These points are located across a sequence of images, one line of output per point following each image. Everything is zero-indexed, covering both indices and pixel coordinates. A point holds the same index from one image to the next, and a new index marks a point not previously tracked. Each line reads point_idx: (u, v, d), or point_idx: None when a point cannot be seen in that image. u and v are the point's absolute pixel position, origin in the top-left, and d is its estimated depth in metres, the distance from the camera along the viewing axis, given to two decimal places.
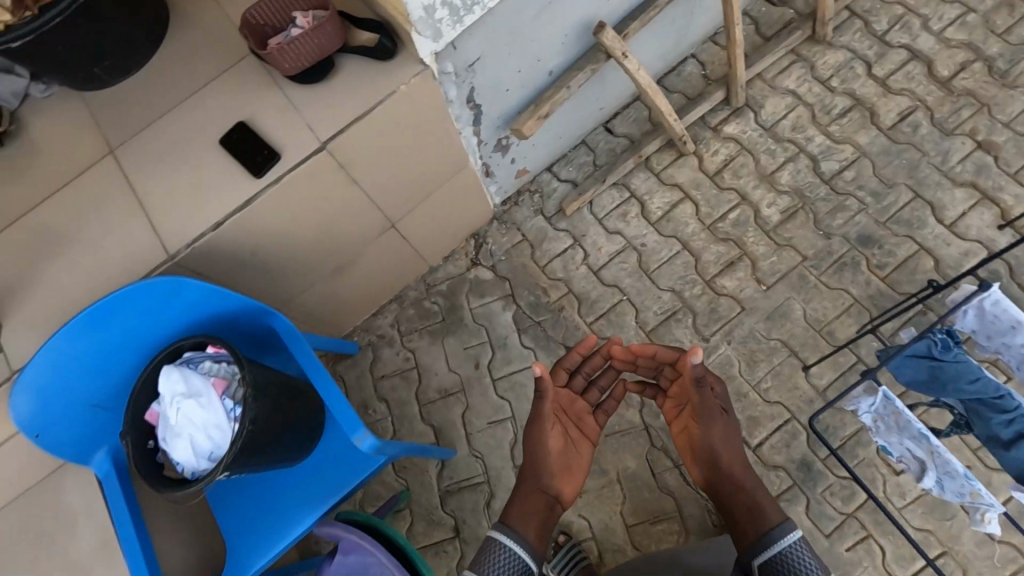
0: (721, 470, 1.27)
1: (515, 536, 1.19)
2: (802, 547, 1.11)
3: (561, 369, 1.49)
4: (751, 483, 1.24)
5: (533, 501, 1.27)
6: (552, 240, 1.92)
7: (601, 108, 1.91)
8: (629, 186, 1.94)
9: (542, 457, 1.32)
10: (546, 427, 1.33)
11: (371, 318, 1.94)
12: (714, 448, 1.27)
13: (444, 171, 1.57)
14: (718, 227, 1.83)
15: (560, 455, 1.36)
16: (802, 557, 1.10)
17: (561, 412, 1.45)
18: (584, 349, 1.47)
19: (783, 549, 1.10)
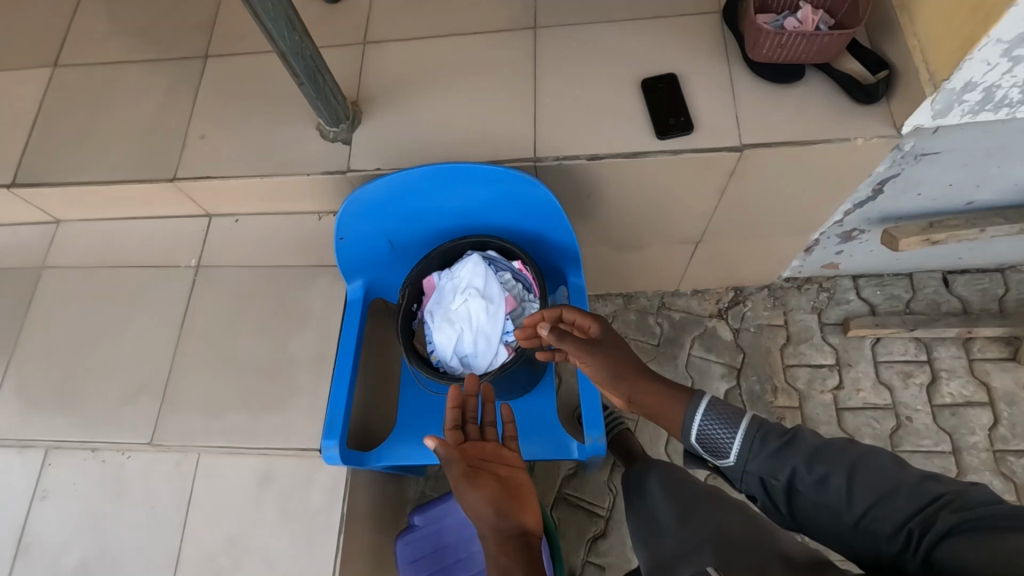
0: (618, 373, 0.97)
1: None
2: (731, 417, 0.88)
3: (449, 411, 0.98)
4: (639, 373, 0.98)
5: (500, 550, 0.87)
6: (812, 346, 1.70)
7: (958, 257, 1.64)
8: (931, 351, 1.65)
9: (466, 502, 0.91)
10: (473, 489, 0.90)
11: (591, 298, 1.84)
12: (585, 351, 0.96)
13: (787, 228, 1.39)
14: (1007, 460, 1.52)
15: (496, 498, 0.90)
16: (753, 444, 0.84)
17: (485, 461, 0.95)
18: (458, 397, 0.98)
19: (702, 426, 0.90)
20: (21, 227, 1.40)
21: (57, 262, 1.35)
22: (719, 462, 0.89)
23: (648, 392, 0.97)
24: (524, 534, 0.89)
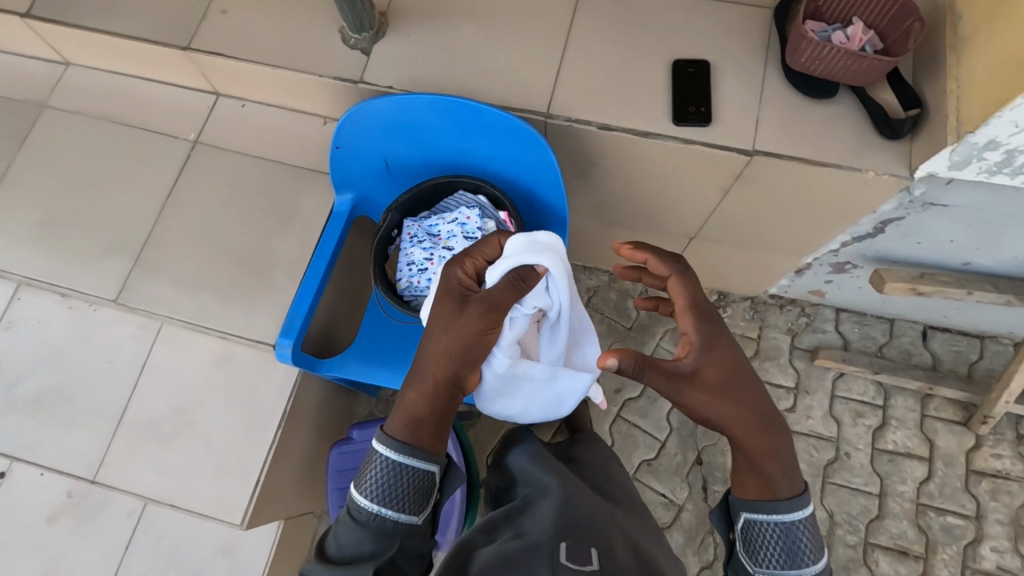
0: (706, 370, 0.83)
1: (392, 439, 0.83)
2: (797, 528, 0.79)
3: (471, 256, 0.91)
4: (734, 423, 0.83)
5: (431, 394, 0.85)
6: (778, 367, 1.72)
7: (943, 315, 1.64)
8: (889, 398, 1.67)
9: (435, 325, 0.87)
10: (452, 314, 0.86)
11: (577, 269, 1.85)
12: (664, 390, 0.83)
13: (781, 245, 1.39)
14: (926, 515, 1.57)
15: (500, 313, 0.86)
16: (797, 551, 0.78)
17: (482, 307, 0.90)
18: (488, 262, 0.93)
19: (769, 520, 0.80)
20: (32, 60, 1.39)
21: (60, 106, 1.35)
22: (752, 512, 0.82)
23: (750, 431, 0.83)
24: (461, 384, 0.87)
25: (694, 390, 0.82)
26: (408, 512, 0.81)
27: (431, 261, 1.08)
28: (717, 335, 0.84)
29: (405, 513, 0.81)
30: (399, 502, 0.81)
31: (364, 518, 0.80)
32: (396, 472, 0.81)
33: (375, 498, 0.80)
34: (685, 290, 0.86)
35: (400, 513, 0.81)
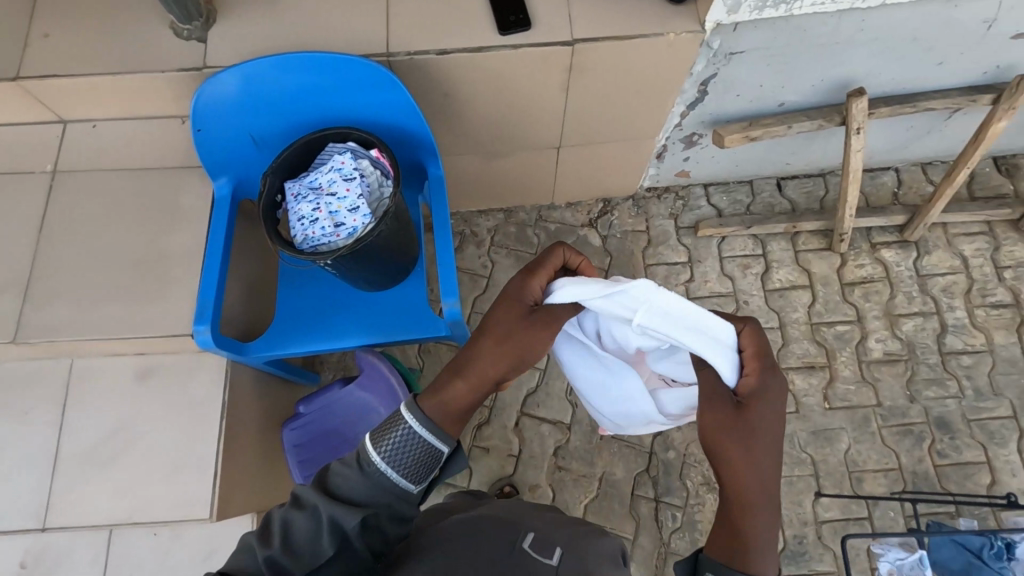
0: (735, 406, 0.88)
1: (423, 418, 0.90)
2: None
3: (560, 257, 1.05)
4: (744, 456, 0.84)
5: (472, 382, 0.95)
6: (670, 247, 1.91)
7: (786, 162, 1.89)
8: (766, 246, 1.91)
9: (506, 334, 0.95)
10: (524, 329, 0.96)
11: (474, 215, 1.96)
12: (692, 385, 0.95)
13: (633, 131, 1.56)
14: (820, 330, 1.81)
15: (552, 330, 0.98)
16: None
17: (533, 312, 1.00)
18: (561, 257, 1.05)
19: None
20: None
21: None
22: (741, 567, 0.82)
23: (761, 480, 0.84)
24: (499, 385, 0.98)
25: (718, 406, 0.89)
26: (410, 480, 0.87)
27: (319, 211, 1.14)
28: (760, 396, 0.88)
29: (407, 480, 0.86)
30: (405, 471, 0.86)
31: (367, 470, 0.85)
32: (415, 441, 0.88)
33: (386, 457, 0.86)
34: (755, 340, 0.92)
35: (402, 478, 0.86)
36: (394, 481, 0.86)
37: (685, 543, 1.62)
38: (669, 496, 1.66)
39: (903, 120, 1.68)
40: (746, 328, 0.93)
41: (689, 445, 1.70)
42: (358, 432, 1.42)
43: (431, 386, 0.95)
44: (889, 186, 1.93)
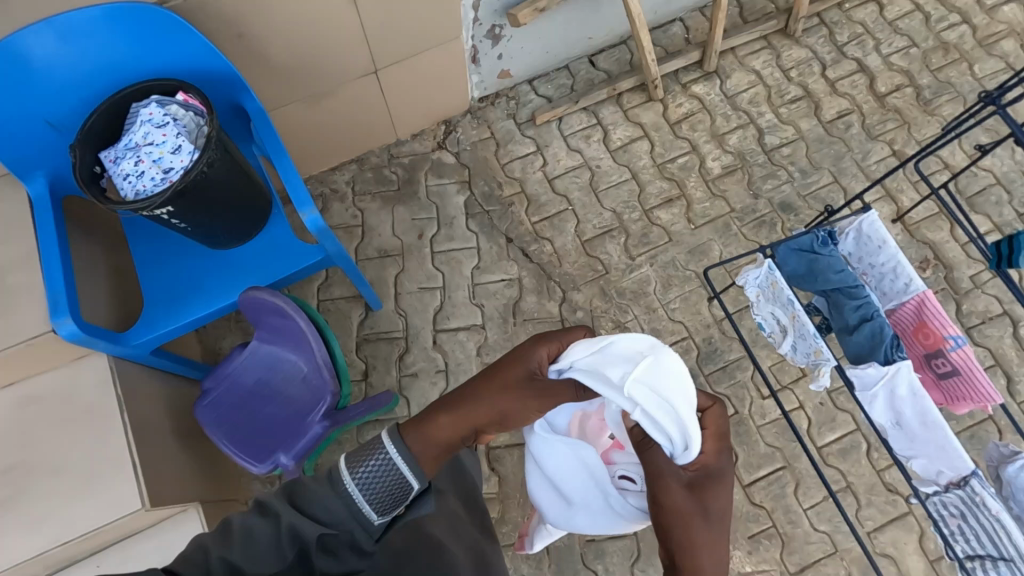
0: (683, 482, 0.82)
1: (406, 451, 0.78)
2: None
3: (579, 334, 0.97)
4: (690, 511, 0.78)
5: (447, 411, 0.84)
6: (518, 143, 2.04)
7: (588, 37, 2.07)
8: (598, 114, 2.08)
9: (492, 372, 0.87)
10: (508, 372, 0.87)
11: (328, 173, 1.99)
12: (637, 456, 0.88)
13: (436, 34, 1.67)
14: (666, 168, 2.01)
15: (549, 405, 0.87)
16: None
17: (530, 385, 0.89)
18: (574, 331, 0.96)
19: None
20: None
21: None
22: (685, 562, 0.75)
23: (700, 529, 0.77)
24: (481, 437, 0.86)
25: (668, 472, 0.83)
26: (376, 511, 0.76)
27: (143, 162, 1.14)
28: (714, 479, 0.83)
29: (375, 512, 0.76)
30: (376, 501, 0.76)
31: (336, 491, 0.76)
32: (392, 474, 0.77)
33: (359, 483, 0.76)
34: (716, 422, 0.93)
35: (369, 506, 0.76)
36: (359, 509, 0.76)
37: None
38: None
39: None
40: (711, 395, 0.96)
41: (592, 300, 1.84)
42: (304, 405, 1.39)
43: (413, 421, 0.83)
44: (680, 33, 2.17)
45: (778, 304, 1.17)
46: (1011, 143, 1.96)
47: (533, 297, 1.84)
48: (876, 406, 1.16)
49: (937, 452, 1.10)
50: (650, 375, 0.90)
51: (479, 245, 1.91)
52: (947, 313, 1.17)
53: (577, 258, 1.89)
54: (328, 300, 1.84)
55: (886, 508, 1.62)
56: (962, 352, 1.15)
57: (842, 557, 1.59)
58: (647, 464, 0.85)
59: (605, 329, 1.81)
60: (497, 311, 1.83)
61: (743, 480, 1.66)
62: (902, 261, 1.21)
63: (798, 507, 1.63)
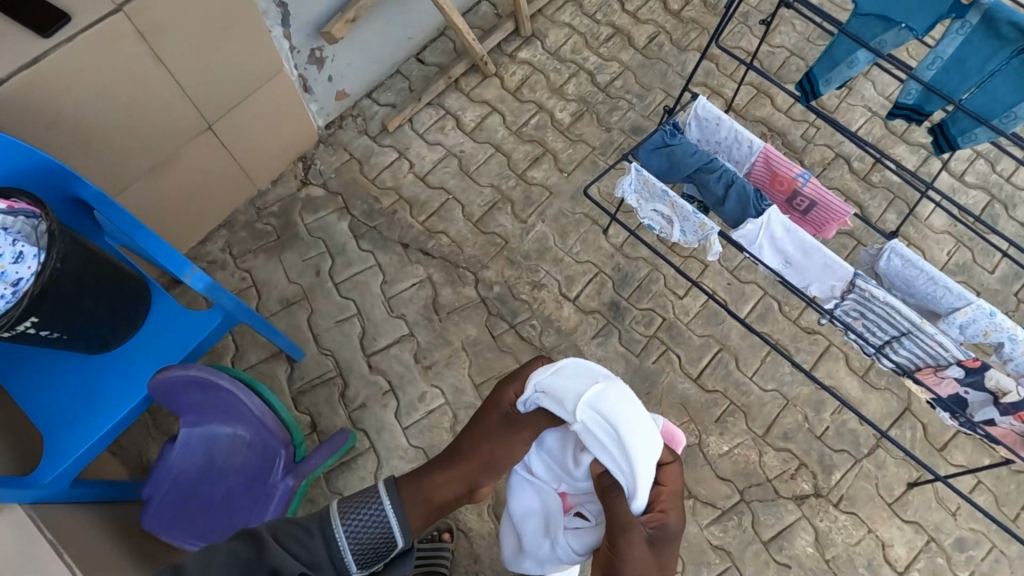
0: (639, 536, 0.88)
1: (396, 506, 1.00)
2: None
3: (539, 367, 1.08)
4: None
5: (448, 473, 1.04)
6: (379, 155, 2.05)
7: (408, 37, 2.12)
8: (444, 104, 2.15)
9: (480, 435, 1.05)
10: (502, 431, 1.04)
11: (199, 246, 1.89)
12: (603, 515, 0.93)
13: (258, 72, 1.65)
14: (523, 132, 2.12)
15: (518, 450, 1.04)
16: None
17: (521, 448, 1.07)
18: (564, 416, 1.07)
19: None
20: None
21: None
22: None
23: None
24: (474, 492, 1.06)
25: (627, 527, 0.89)
26: (356, 564, 0.97)
27: None
28: (658, 532, 0.89)
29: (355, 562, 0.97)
30: (360, 549, 0.96)
31: (326, 538, 0.95)
32: (379, 527, 0.98)
33: (348, 532, 0.96)
34: (673, 478, 0.96)
35: (354, 549, 0.97)
36: (342, 557, 0.96)
37: (554, 336, 1.82)
38: (519, 316, 1.84)
39: None
40: (672, 455, 0.99)
41: (503, 272, 1.89)
42: (255, 469, 1.33)
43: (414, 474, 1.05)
44: (490, 11, 2.29)
45: (656, 198, 1.28)
46: (790, 18, 2.26)
47: (447, 289, 1.87)
48: (765, 253, 1.31)
49: (823, 270, 1.26)
50: (601, 399, 0.96)
51: (378, 261, 1.90)
52: (787, 158, 1.35)
53: (475, 239, 1.94)
54: (247, 368, 1.75)
55: (812, 348, 1.82)
56: (809, 185, 1.33)
57: (795, 404, 1.76)
58: (610, 513, 0.92)
59: (525, 292, 1.87)
60: (419, 315, 1.83)
61: (693, 374, 1.78)
62: (739, 128, 1.38)
63: (744, 378, 1.79)
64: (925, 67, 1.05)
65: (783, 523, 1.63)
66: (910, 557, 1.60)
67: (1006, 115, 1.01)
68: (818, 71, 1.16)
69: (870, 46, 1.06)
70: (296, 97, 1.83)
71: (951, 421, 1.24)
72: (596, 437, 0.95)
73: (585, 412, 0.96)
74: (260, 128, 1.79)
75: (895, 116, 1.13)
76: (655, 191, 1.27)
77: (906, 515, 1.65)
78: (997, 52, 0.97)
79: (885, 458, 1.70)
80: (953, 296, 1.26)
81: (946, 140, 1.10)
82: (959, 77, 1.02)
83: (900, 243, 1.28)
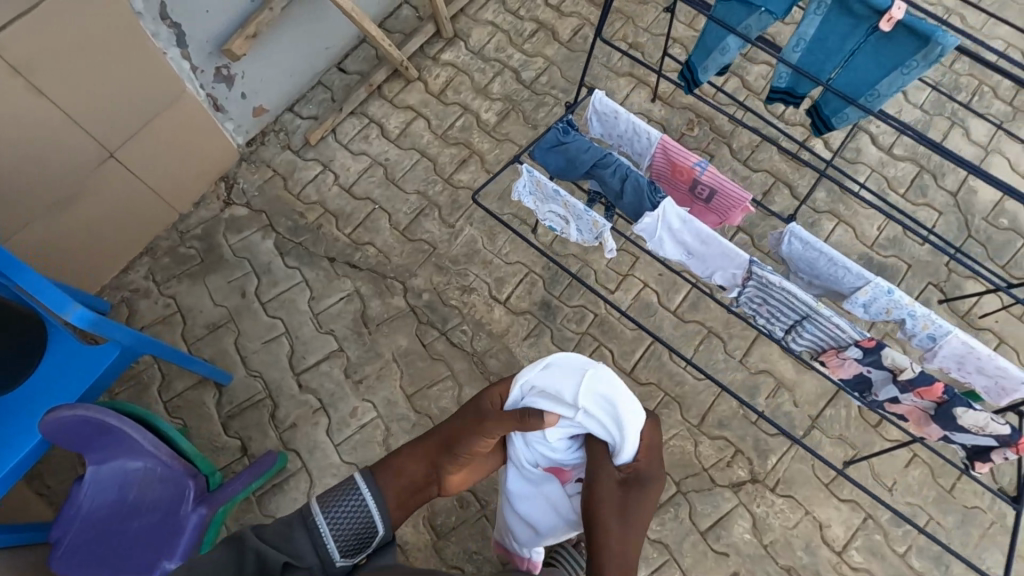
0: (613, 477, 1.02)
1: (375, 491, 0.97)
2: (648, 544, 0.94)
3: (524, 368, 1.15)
4: (617, 505, 0.98)
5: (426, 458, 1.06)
6: (303, 170, 2.03)
7: (326, 47, 2.07)
8: (367, 113, 2.11)
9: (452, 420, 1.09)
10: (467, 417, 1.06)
11: (121, 275, 1.87)
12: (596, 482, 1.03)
13: (158, 96, 1.62)
14: (449, 135, 2.09)
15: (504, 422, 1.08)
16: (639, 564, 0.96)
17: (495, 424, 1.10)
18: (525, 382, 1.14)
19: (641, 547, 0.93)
20: None
21: None
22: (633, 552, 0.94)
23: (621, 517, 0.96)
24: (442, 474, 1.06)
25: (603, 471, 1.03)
26: (339, 552, 0.88)
27: None
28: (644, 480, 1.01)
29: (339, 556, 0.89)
30: (342, 539, 0.90)
31: (309, 526, 0.89)
32: (360, 514, 0.93)
33: (329, 520, 0.90)
34: (652, 434, 1.09)
35: (334, 541, 0.89)
36: (325, 547, 0.87)
37: (485, 340, 1.80)
38: (449, 322, 1.82)
39: None
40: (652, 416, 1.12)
41: (431, 279, 1.87)
42: (168, 503, 1.29)
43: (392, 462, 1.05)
44: (411, 14, 2.25)
45: (551, 197, 1.26)
46: None
47: (376, 300, 1.85)
48: (666, 245, 1.30)
49: (722, 259, 1.25)
50: (597, 383, 1.05)
51: (304, 277, 1.87)
52: (684, 147, 1.33)
53: (403, 247, 1.91)
54: (175, 396, 1.73)
55: (745, 334, 1.81)
56: (707, 173, 1.31)
57: (729, 391, 1.75)
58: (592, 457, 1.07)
59: (455, 298, 1.85)
60: (347, 329, 1.81)
61: (626, 368, 1.77)
62: (635, 121, 1.35)
63: (678, 368, 1.78)
64: (790, 50, 1.03)
65: (720, 511, 1.63)
66: (847, 536, 1.60)
67: (872, 94, 1.00)
68: (695, 60, 1.15)
69: (735, 32, 1.04)
70: (206, 116, 1.80)
71: (861, 400, 1.26)
72: (596, 417, 1.05)
73: (587, 399, 1.04)
74: (171, 151, 1.76)
75: (771, 101, 1.11)
76: (549, 191, 1.25)
77: (843, 493, 1.65)
78: (854, 30, 0.95)
79: (820, 439, 1.70)
80: (853, 275, 1.24)
81: (822, 121, 1.08)
82: (823, 58, 1.00)
83: (797, 226, 1.27)
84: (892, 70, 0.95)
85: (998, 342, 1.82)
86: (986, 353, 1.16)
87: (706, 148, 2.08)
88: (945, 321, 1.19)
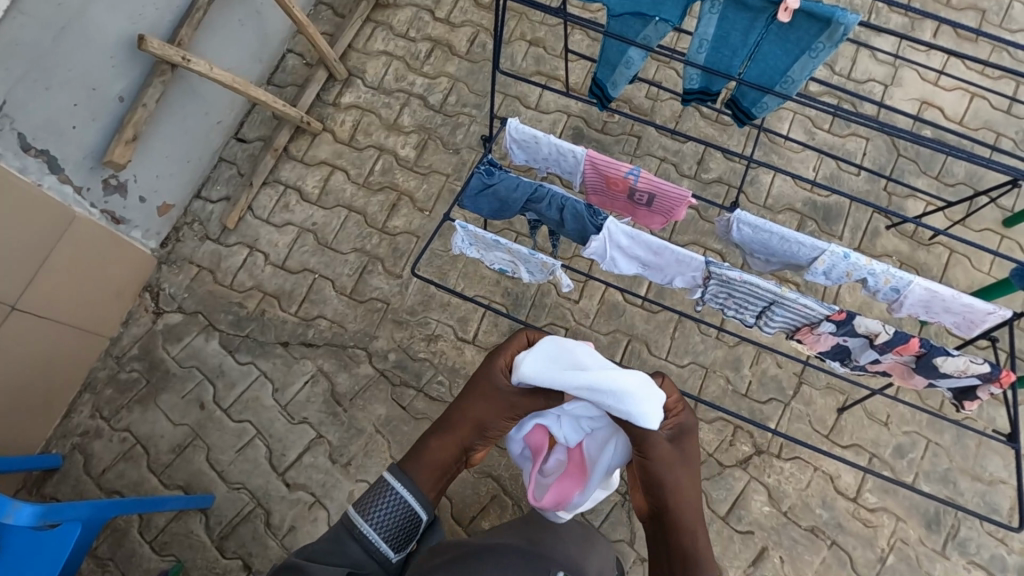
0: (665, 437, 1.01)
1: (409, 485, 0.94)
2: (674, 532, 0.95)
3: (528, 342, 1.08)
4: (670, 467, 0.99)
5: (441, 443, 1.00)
6: (229, 256, 1.90)
7: (217, 121, 1.92)
8: (280, 179, 1.99)
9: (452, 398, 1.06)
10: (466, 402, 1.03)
11: (65, 421, 1.74)
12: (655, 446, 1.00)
13: (46, 229, 1.49)
14: (371, 181, 1.98)
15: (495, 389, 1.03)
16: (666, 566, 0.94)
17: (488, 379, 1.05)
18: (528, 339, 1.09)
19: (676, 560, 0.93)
20: None
21: None
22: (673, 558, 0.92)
23: (683, 477, 0.98)
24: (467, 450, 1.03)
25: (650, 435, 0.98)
26: (391, 548, 0.89)
27: None
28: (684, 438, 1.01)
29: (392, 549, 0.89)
30: (389, 535, 0.89)
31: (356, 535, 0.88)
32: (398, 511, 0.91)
33: (376, 525, 0.89)
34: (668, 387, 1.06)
35: (381, 543, 0.88)
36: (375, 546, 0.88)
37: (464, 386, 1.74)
38: (423, 377, 1.75)
39: (224, 25, 1.81)
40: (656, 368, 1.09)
41: (394, 336, 1.80)
42: None
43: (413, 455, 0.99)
44: (298, 62, 2.11)
45: (493, 246, 1.20)
46: None
47: (342, 374, 1.76)
48: (621, 262, 1.26)
49: (680, 265, 1.21)
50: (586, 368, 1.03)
51: (261, 369, 1.78)
52: (612, 157, 1.26)
53: (356, 311, 1.83)
54: (159, 533, 1.63)
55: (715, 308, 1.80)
56: (642, 180, 1.25)
57: (715, 370, 1.75)
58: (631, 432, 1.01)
59: (422, 350, 1.78)
60: (320, 413, 1.73)
61: None
62: (556, 141, 1.29)
63: (660, 361, 1.76)
64: (695, 52, 0.99)
65: (734, 492, 1.63)
66: (858, 481, 1.64)
67: (786, 80, 0.97)
68: (601, 77, 1.10)
69: (638, 45, 0.99)
70: (107, 237, 1.66)
71: (844, 366, 1.26)
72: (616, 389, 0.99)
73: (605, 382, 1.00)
74: (81, 280, 1.62)
75: (689, 102, 1.09)
76: (490, 240, 1.18)
77: (845, 441, 1.68)
78: (757, 22, 0.91)
79: (811, 393, 1.72)
80: (808, 248, 1.22)
81: (743, 111, 1.07)
82: (731, 54, 0.97)
83: (743, 212, 1.23)
84: (801, 54, 0.93)
85: (949, 254, 1.87)
86: (950, 294, 1.17)
87: (633, 130, 2.03)
88: (904, 271, 1.18)
